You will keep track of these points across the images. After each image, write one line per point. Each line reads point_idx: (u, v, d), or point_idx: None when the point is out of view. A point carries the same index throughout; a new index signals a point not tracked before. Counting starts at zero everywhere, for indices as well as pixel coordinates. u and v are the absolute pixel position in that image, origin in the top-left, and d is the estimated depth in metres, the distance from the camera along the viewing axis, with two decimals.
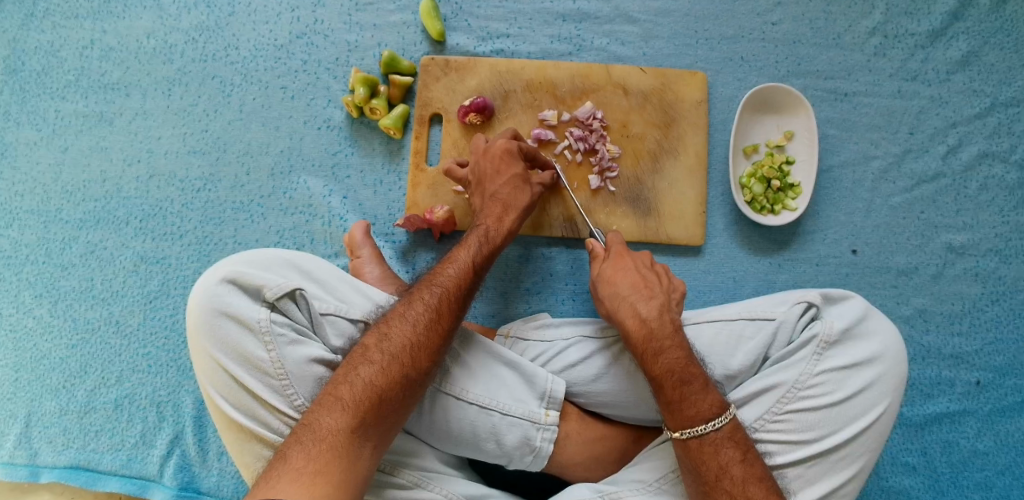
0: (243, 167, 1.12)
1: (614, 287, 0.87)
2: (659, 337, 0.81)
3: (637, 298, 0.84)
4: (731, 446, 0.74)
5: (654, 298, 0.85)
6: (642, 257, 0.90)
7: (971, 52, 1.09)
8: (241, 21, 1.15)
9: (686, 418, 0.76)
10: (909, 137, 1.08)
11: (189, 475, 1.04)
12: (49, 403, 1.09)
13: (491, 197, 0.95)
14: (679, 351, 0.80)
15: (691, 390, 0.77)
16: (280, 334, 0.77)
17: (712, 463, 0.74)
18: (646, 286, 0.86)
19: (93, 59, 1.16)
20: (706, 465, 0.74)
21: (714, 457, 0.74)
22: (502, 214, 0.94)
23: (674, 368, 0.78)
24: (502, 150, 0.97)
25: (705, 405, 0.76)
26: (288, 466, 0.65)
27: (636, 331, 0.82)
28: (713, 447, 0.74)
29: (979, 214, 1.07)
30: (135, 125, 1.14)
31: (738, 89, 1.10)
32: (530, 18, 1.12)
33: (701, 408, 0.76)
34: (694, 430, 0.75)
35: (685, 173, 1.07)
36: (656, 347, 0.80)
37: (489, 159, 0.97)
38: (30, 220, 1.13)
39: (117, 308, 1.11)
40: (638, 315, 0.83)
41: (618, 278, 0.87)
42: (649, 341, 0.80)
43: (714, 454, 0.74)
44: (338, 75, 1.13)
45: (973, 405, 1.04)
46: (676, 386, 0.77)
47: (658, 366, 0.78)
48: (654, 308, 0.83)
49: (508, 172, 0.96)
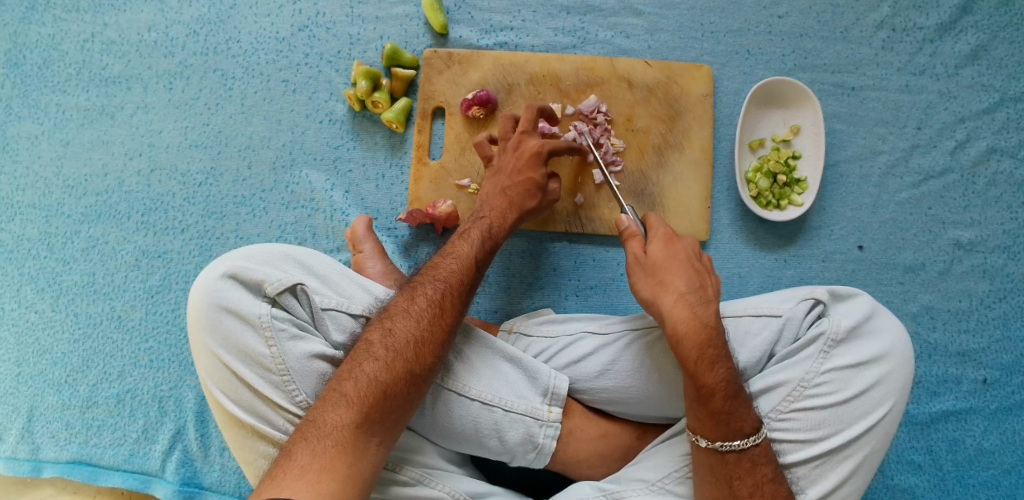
0: (245, 160, 1.11)
1: (670, 282, 0.82)
2: (717, 345, 0.78)
3: (697, 300, 0.81)
4: (766, 463, 0.76)
5: (711, 301, 0.81)
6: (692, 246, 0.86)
7: (980, 46, 1.08)
8: (242, 14, 1.14)
9: (731, 430, 0.75)
10: (917, 132, 1.07)
11: (191, 471, 1.04)
12: (51, 398, 1.08)
13: (500, 191, 0.93)
14: (729, 363, 0.78)
15: (739, 404, 0.76)
16: (281, 329, 0.76)
17: (746, 479, 0.75)
18: (702, 285, 0.82)
19: (93, 52, 1.15)
20: (741, 480, 0.75)
21: (750, 473, 0.75)
22: (506, 211, 0.92)
23: (728, 379, 0.76)
24: (531, 152, 0.95)
25: (748, 421, 0.76)
26: (294, 463, 0.64)
27: (696, 334, 0.78)
28: (750, 463, 0.75)
29: (987, 210, 1.06)
30: (137, 119, 1.13)
31: (744, 83, 1.09)
32: (534, 10, 1.11)
33: (745, 422, 0.76)
34: (733, 444, 0.75)
35: (690, 167, 1.06)
36: (714, 354, 0.77)
37: (515, 155, 0.96)
38: (32, 214, 1.13)
39: (118, 303, 1.10)
40: (700, 320, 0.79)
41: (673, 272, 0.83)
42: (708, 348, 0.77)
43: (750, 470, 0.75)
44: (341, 68, 1.12)
45: (980, 403, 1.03)
46: (726, 399, 0.76)
47: (713, 376, 0.76)
48: (712, 313, 0.80)
49: (529, 173, 0.94)
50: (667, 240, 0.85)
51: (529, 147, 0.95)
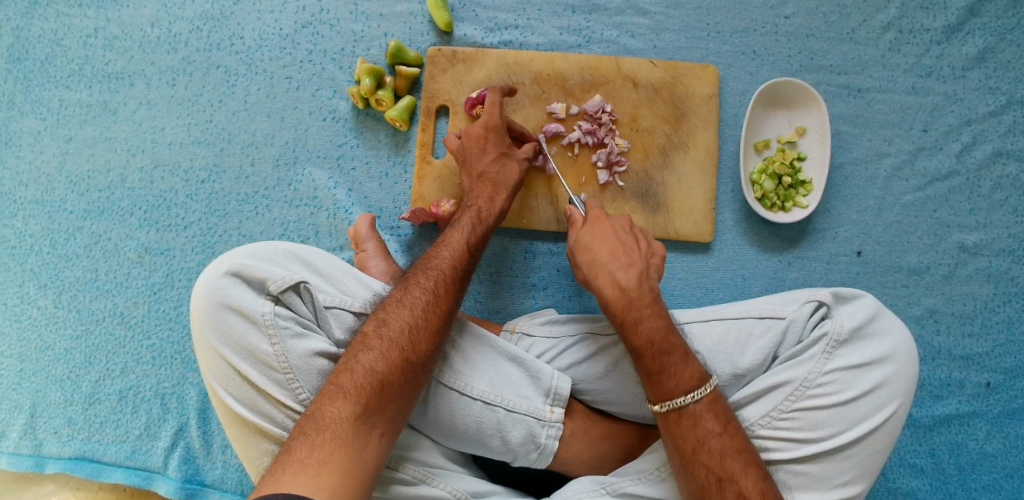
0: (248, 158, 1.11)
1: (593, 257, 0.87)
2: (639, 305, 0.82)
3: (616, 267, 0.85)
4: (710, 419, 0.75)
5: (632, 265, 0.85)
6: (621, 221, 0.90)
7: (987, 48, 1.07)
8: (245, 10, 1.13)
9: (666, 391, 0.77)
10: (923, 134, 1.07)
11: (193, 468, 1.04)
12: (54, 394, 1.08)
13: (479, 178, 0.94)
14: (658, 320, 0.81)
15: (671, 361, 0.78)
16: (285, 327, 0.76)
17: (690, 436, 0.75)
18: (624, 253, 0.86)
19: (96, 48, 1.14)
20: (684, 438, 0.75)
21: (692, 430, 0.75)
22: (494, 193, 0.93)
23: (653, 337, 0.79)
24: (484, 129, 0.96)
25: (684, 378, 0.77)
26: (293, 457, 0.64)
27: (615, 299, 0.83)
28: (692, 421, 0.75)
29: (992, 214, 1.05)
30: (140, 115, 1.13)
31: (750, 83, 1.09)
32: (539, 9, 1.10)
33: (682, 379, 0.77)
34: (673, 403, 0.76)
35: (695, 168, 1.05)
36: (636, 316, 0.81)
37: (471, 139, 0.96)
38: (34, 210, 1.12)
39: (121, 299, 1.10)
40: (617, 284, 0.83)
41: (598, 245, 0.88)
42: (629, 310, 0.81)
43: (692, 426, 0.75)
44: (344, 65, 1.11)
45: (983, 407, 1.03)
46: (655, 358, 0.78)
47: (638, 337, 0.80)
48: (633, 275, 0.84)
49: (496, 150, 0.96)
50: (595, 221, 0.90)
51: (494, 122, 0.96)
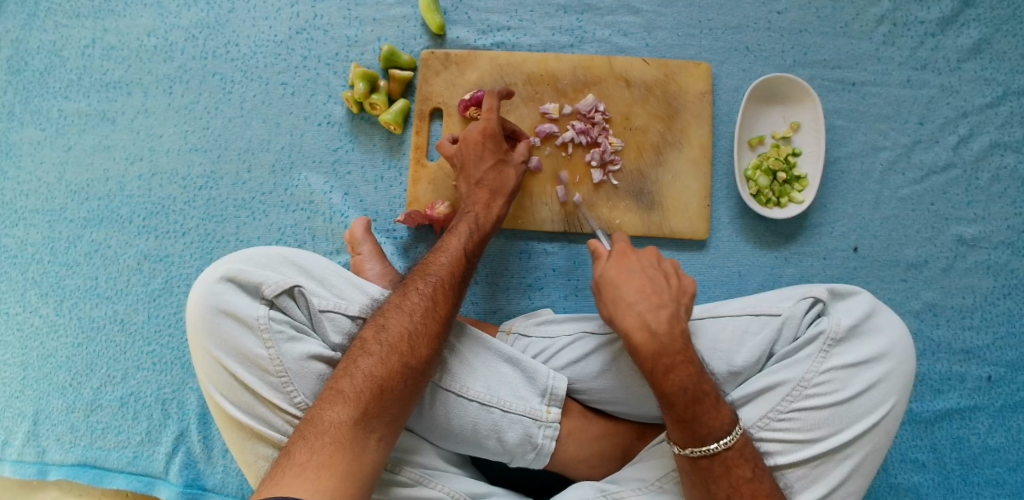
0: (244, 164, 1.12)
1: (619, 295, 0.81)
2: (671, 353, 0.77)
3: (645, 308, 0.80)
4: (741, 464, 0.75)
5: (663, 306, 0.80)
6: (647, 257, 0.86)
7: (983, 39, 1.06)
8: (240, 17, 1.14)
9: (698, 437, 0.75)
10: (918, 127, 1.06)
11: (194, 473, 1.05)
12: (56, 401, 1.09)
13: (477, 185, 0.95)
14: (690, 367, 0.77)
15: (704, 409, 0.75)
16: (279, 331, 0.77)
17: (723, 482, 0.75)
18: (653, 292, 0.81)
19: (93, 58, 1.15)
20: (717, 482, 0.75)
21: (724, 475, 0.75)
22: (490, 200, 0.94)
23: (687, 386, 0.75)
24: (480, 135, 0.96)
25: (716, 424, 0.75)
26: (292, 462, 0.65)
27: (646, 344, 0.77)
28: (724, 467, 0.75)
29: (991, 205, 1.05)
30: (137, 124, 1.14)
31: (743, 80, 1.08)
32: (531, 10, 1.11)
33: (713, 426, 0.75)
34: (705, 449, 0.75)
35: (690, 166, 1.05)
36: (667, 364, 0.76)
37: (467, 146, 0.97)
38: (35, 219, 1.14)
39: (121, 306, 1.11)
40: (647, 326, 0.78)
41: (625, 282, 0.82)
42: (660, 357, 0.76)
43: (725, 472, 0.75)
44: (338, 70, 1.12)
45: (984, 400, 1.02)
46: (688, 406, 0.75)
47: (669, 384, 0.75)
48: (664, 318, 0.79)
49: (492, 157, 0.96)
50: (621, 256, 0.85)
51: (493, 128, 0.96)
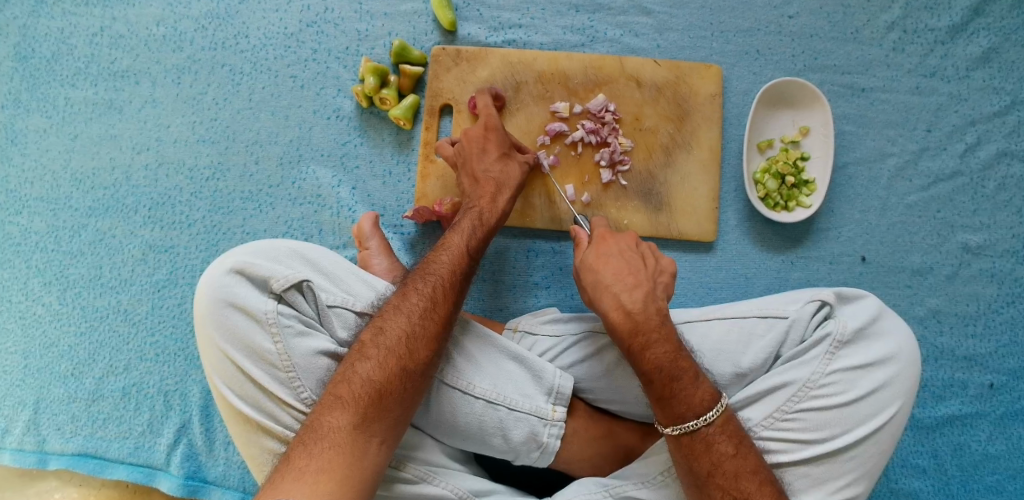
0: (252, 156, 1.11)
1: (598, 280, 0.85)
2: (645, 330, 0.80)
3: (621, 289, 0.83)
4: (723, 441, 0.75)
5: (638, 286, 0.83)
6: (625, 239, 0.89)
7: (992, 48, 1.07)
8: (251, 9, 1.13)
9: (677, 414, 0.76)
10: (927, 134, 1.07)
11: (196, 465, 1.04)
12: (58, 390, 1.09)
13: (482, 177, 0.94)
14: (666, 344, 0.79)
15: (681, 385, 0.77)
16: (287, 325, 0.76)
17: (704, 460, 0.74)
18: (629, 274, 0.85)
19: (102, 46, 1.15)
20: (699, 461, 0.74)
21: (707, 453, 0.74)
22: (496, 194, 0.93)
23: (663, 362, 0.78)
24: (485, 130, 0.97)
25: (695, 401, 0.76)
26: (292, 466, 0.65)
27: (621, 324, 0.81)
28: (705, 444, 0.75)
29: (997, 214, 1.05)
30: (145, 113, 1.13)
31: (753, 83, 1.08)
32: (543, 8, 1.11)
33: (692, 403, 0.76)
34: (683, 426, 0.75)
35: (698, 167, 1.05)
36: (643, 341, 0.79)
37: (468, 139, 0.97)
38: (40, 207, 1.13)
39: (125, 296, 1.10)
40: (622, 307, 0.82)
41: (603, 265, 0.86)
42: (636, 334, 0.80)
43: (707, 450, 0.75)
44: (349, 64, 1.12)
45: (985, 408, 1.03)
46: (665, 382, 0.77)
47: (646, 361, 0.78)
48: (638, 297, 0.82)
49: (497, 150, 0.97)
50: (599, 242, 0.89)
51: (494, 124, 0.97)
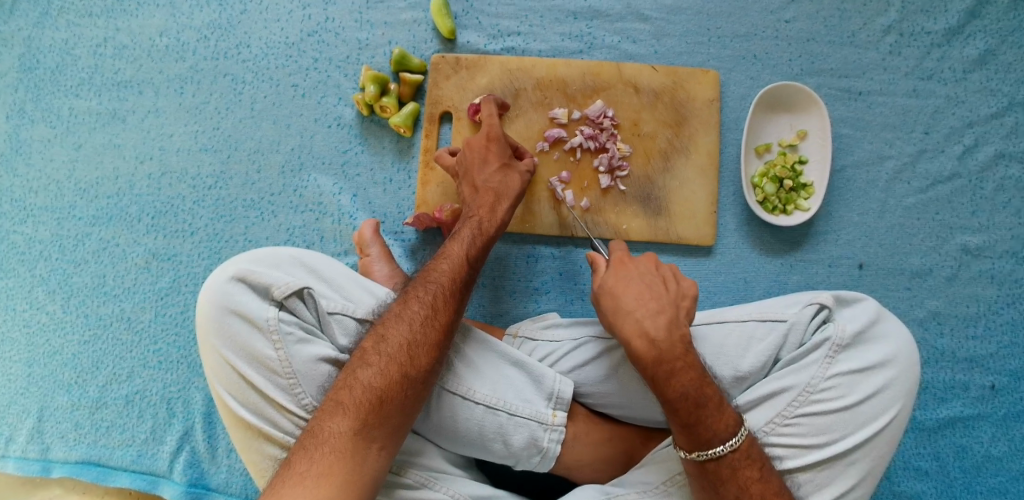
0: (254, 164, 1.12)
1: (618, 302, 0.82)
2: (670, 359, 0.78)
3: (645, 315, 0.80)
4: (749, 466, 0.75)
5: (661, 312, 0.81)
6: (644, 262, 0.87)
7: (988, 51, 1.08)
8: (252, 19, 1.15)
9: (703, 440, 0.75)
10: (924, 136, 1.07)
11: (198, 472, 1.05)
12: (61, 398, 1.10)
13: (480, 188, 0.95)
14: (690, 372, 0.77)
15: (707, 413, 0.76)
16: (288, 332, 0.77)
17: (730, 484, 0.75)
18: (652, 298, 0.82)
19: (106, 57, 1.16)
20: (725, 486, 0.75)
21: (733, 478, 0.75)
22: (495, 202, 0.94)
23: (689, 392, 0.76)
24: (487, 140, 0.98)
25: (722, 426, 0.75)
26: (293, 471, 0.66)
27: (645, 353, 0.78)
28: (731, 469, 0.75)
29: (995, 215, 1.05)
30: (148, 123, 1.15)
31: (751, 88, 1.09)
32: (541, 15, 1.12)
33: (718, 428, 0.75)
34: (710, 453, 0.75)
35: (696, 172, 1.06)
36: (668, 371, 0.77)
37: (473, 150, 0.97)
38: (44, 217, 1.14)
39: (128, 304, 1.11)
40: (646, 334, 0.79)
41: (624, 288, 0.83)
42: (661, 364, 0.78)
43: (733, 475, 0.75)
44: (349, 72, 1.13)
45: (987, 409, 1.02)
46: (690, 411, 0.75)
47: (672, 390, 0.76)
48: (661, 325, 0.80)
49: (496, 161, 0.97)
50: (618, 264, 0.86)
51: (495, 133, 0.98)
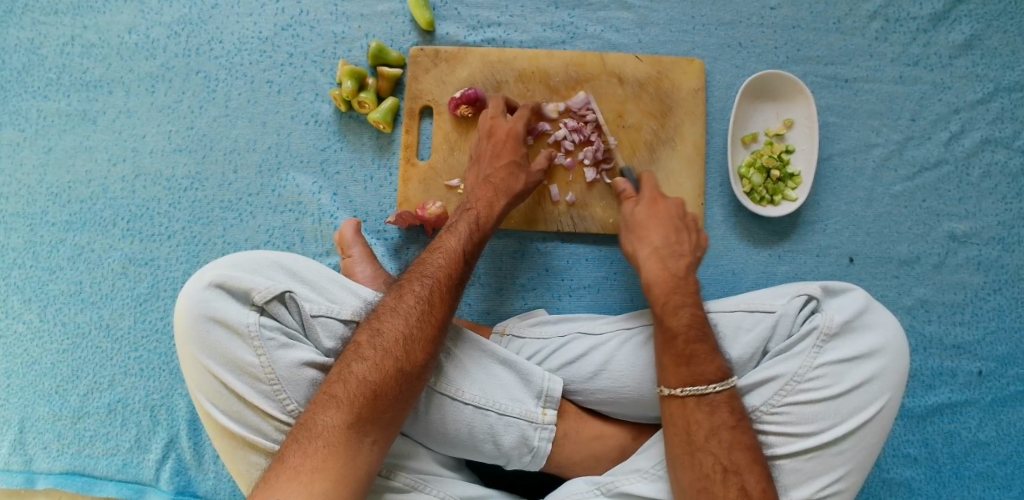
0: (231, 164, 1.10)
1: (647, 237, 0.90)
2: (682, 293, 0.85)
3: (668, 253, 0.88)
4: (727, 411, 0.76)
5: (685, 255, 0.88)
6: (674, 204, 0.93)
7: (974, 35, 1.06)
8: (224, 13, 1.11)
9: (691, 375, 0.77)
10: (911, 123, 1.06)
11: (185, 479, 1.03)
12: (42, 408, 1.07)
13: (483, 181, 0.95)
14: (697, 310, 0.83)
15: (702, 349, 0.79)
16: (270, 338, 0.75)
17: (703, 424, 0.75)
18: (677, 240, 0.89)
19: (73, 56, 1.12)
20: (698, 424, 0.75)
21: (709, 418, 0.75)
22: (494, 199, 0.93)
23: (692, 323, 0.81)
24: (507, 134, 0.97)
25: (712, 366, 0.77)
26: (285, 466, 0.64)
27: (662, 282, 0.86)
28: (710, 408, 0.76)
29: (982, 202, 1.05)
30: (120, 123, 1.11)
31: (736, 76, 1.08)
32: (522, 5, 1.09)
33: (709, 369, 0.77)
34: (695, 388, 0.76)
35: (682, 163, 1.04)
36: (678, 301, 0.84)
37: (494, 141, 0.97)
38: (16, 223, 1.11)
39: (106, 311, 1.09)
40: (665, 268, 0.87)
41: (653, 228, 0.91)
42: (672, 293, 0.84)
43: (709, 414, 0.76)
44: (325, 67, 1.10)
45: (975, 395, 1.03)
46: (688, 342, 0.79)
47: (676, 318, 0.82)
48: (682, 265, 0.87)
49: (509, 157, 0.96)
50: (651, 203, 0.93)
51: (517, 130, 0.97)
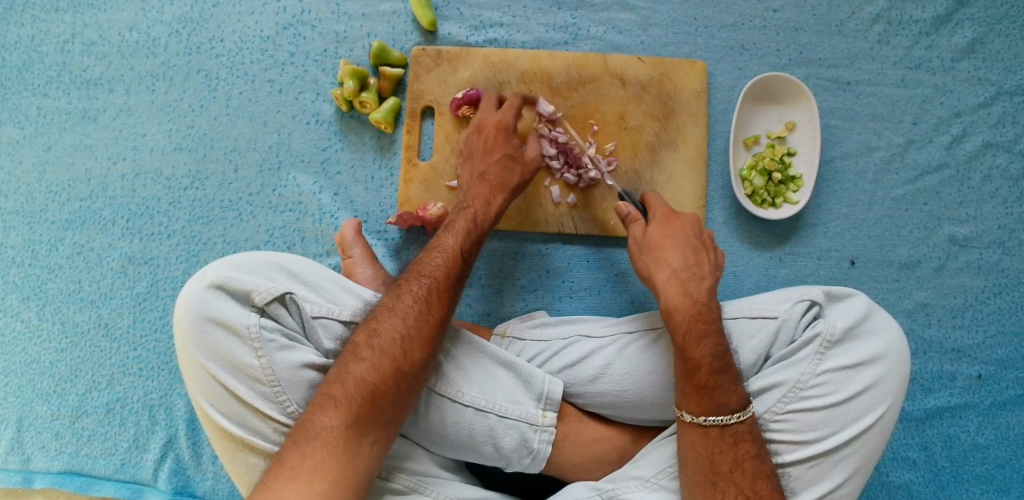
0: (231, 163, 1.09)
1: (664, 259, 0.87)
2: (706, 320, 0.81)
3: (688, 277, 0.85)
4: (750, 440, 0.76)
5: (705, 279, 0.85)
6: (688, 223, 0.90)
7: (976, 39, 1.06)
8: (225, 12, 1.11)
9: (715, 404, 0.76)
10: (912, 127, 1.06)
11: (184, 479, 1.03)
12: (40, 408, 1.07)
13: (479, 178, 0.94)
14: (720, 338, 0.80)
15: (726, 379, 0.77)
16: (270, 340, 0.75)
17: (727, 455, 0.75)
18: (696, 263, 0.87)
19: (73, 54, 1.12)
20: (722, 454, 0.75)
21: (731, 448, 0.75)
22: (490, 196, 0.93)
23: (716, 355, 0.78)
24: (496, 127, 0.97)
25: (734, 396, 0.77)
26: (285, 467, 0.64)
27: (685, 308, 0.82)
28: (733, 438, 0.76)
29: (983, 205, 1.05)
30: (120, 122, 1.11)
31: (739, 78, 1.07)
32: (524, 6, 1.09)
33: (730, 398, 0.76)
34: (718, 419, 0.76)
35: (685, 165, 1.04)
36: (703, 330, 0.80)
37: (484, 136, 0.97)
38: (15, 221, 1.10)
39: (105, 311, 1.08)
40: (687, 294, 0.83)
41: (670, 249, 0.88)
42: (696, 321, 0.81)
43: (733, 444, 0.75)
44: (327, 67, 1.09)
45: (974, 399, 1.03)
46: (711, 373, 0.77)
47: (702, 350, 0.78)
48: (703, 290, 0.84)
49: (502, 150, 0.96)
50: (664, 220, 0.90)
51: (506, 121, 0.97)
